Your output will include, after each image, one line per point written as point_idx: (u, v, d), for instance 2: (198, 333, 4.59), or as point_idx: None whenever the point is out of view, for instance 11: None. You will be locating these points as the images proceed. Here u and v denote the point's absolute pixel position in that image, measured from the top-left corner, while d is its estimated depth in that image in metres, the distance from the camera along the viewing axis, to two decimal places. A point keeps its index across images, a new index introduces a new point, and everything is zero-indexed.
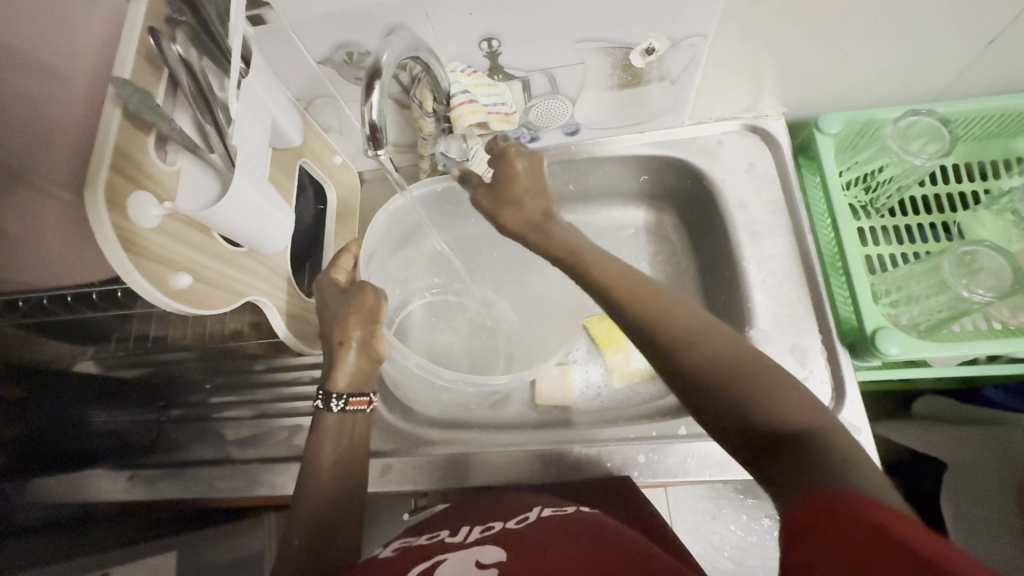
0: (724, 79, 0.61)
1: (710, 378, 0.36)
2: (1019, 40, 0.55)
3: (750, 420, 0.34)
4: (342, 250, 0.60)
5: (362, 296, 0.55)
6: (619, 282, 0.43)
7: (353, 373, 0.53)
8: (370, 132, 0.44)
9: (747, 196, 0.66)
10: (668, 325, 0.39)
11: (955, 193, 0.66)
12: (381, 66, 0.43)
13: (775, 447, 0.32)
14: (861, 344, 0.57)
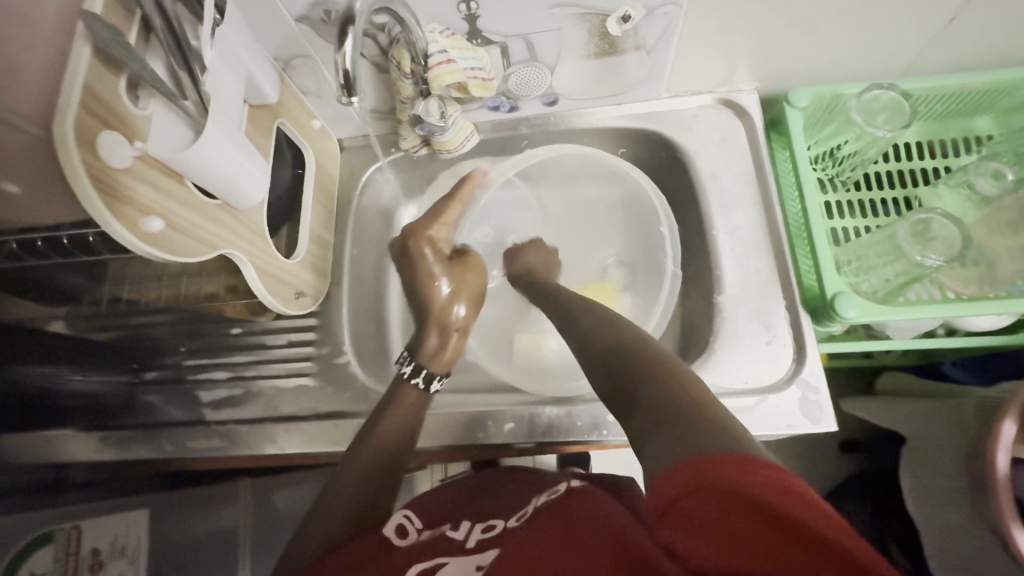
0: (698, 51, 0.62)
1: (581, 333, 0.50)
2: (979, 19, 0.57)
3: (636, 393, 0.39)
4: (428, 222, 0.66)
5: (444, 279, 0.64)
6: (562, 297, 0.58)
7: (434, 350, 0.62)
8: (345, 81, 0.44)
9: (719, 167, 0.67)
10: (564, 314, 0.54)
11: (916, 169, 0.69)
12: (354, 15, 0.42)
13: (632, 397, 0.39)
14: (821, 310, 0.59)
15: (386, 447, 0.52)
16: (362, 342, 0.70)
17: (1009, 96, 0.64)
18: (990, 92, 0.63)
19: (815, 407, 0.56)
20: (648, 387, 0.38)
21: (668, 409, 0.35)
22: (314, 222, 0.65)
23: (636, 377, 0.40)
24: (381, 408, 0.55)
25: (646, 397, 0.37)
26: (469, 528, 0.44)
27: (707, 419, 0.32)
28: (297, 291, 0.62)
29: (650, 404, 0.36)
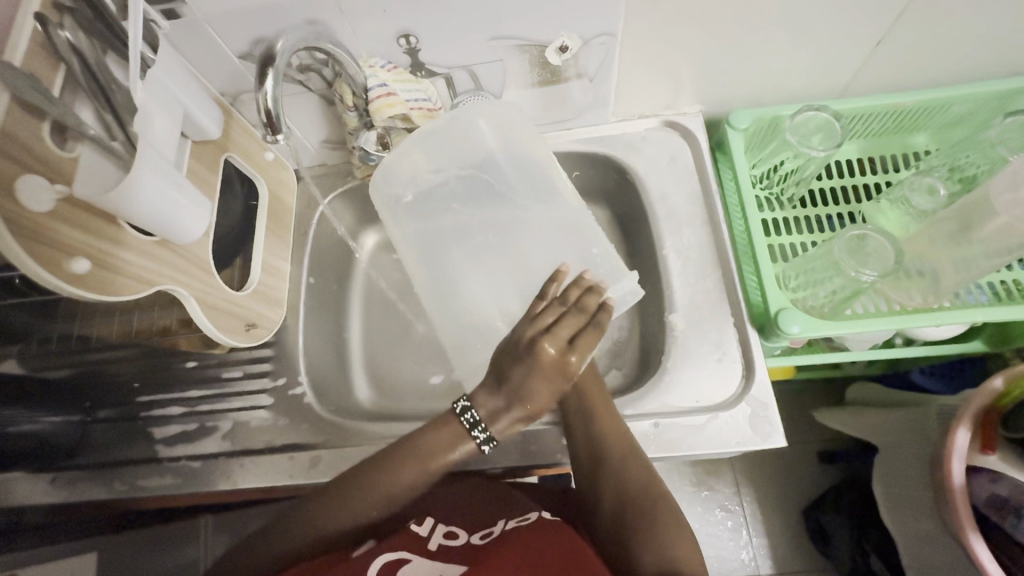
0: (640, 77, 0.64)
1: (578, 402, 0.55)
2: (903, 41, 0.59)
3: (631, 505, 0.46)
4: (571, 327, 0.50)
5: (571, 361, 0.49)
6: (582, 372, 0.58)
7: (493, 414, 0.48)
8: (267, 119, 0.46)
9: (668, 188, 0.68)
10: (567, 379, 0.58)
11: (858, 185, 0.70)
12: (275, 53, 0.46)
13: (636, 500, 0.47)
14: (767, 325, 0.60)
15: (391, 493, 0.47)
16: (319, 371, 0.70)
17: (941, 112, 0.66)
18: (919, 110, 0.66)
19: (764, 422, 0.56)
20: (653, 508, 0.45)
21: (656, 532, 0.44)
22: (268, 253, 0.65)
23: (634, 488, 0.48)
24: (402, 441, 0.48)
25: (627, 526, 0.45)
26: (433, 526, 0.51)
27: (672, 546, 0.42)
28: (249, 323, 0.62)
29: (630, 522, 0.45)
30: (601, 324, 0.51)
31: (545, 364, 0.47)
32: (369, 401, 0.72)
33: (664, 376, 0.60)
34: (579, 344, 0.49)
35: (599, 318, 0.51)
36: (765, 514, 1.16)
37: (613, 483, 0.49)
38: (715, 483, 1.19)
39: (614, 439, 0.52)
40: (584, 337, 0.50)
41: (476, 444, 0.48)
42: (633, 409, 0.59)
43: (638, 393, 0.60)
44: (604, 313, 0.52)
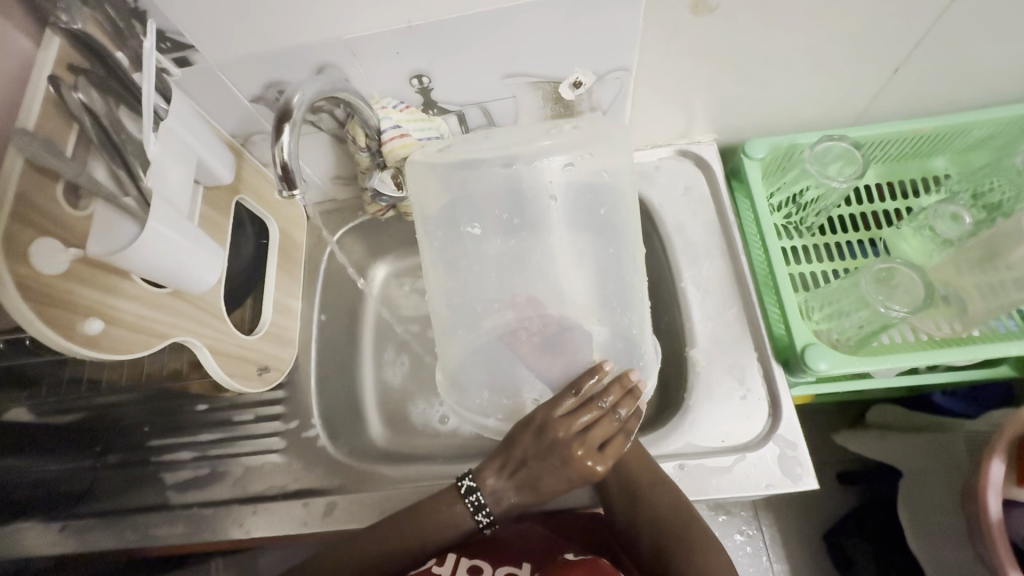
0: (653, 108, 0.63)
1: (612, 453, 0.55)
2: (923, 70, 0.59)
3: (680, 552, 0.50)
4: (600, 433, 0.50)
5: (592, 468, 0.50)
6: None
7: (499, 495, 0.52)
8: (284, 173, 0.46)
9: (684, 218, 0.67)
10: None
11: (878, 211, 0.69)
12: (291, 106, 0.45)
13: (684, 545, 0.50)
14: (794, 360, 0.58)
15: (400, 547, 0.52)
16: (331, 410, 0.69)
17: (962, 136, 0.65)
18: (939, 136, 0.65)
19: (794, 464, 0.54)
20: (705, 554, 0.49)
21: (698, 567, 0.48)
22: (279, 292, 0.64)
23: (680, 534, 0.50)
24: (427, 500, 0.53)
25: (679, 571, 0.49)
26: (455, 564, 0.53)
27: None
28: (261, 366, 0.61)
29: (670, 557, 0.50)
30: (629, 432, 0.52)
31: (566, 468, 0.50)
32: (382, 438, 0.71)
33: (687, 414, 0.58)
34: (607, 449, 0.51)
35: (629, 423, 0.52)
36: (784, 539, 1.13)
37: (651, 523, 0.52)
38: (733, 508, 1.16)
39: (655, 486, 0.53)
40: (610, 447, 0.51)
41: (477, 524, 0.53)
42: (655, 451, 0.57)
43: (662, 433, 0.58)
44: (634, 419, 0.52)
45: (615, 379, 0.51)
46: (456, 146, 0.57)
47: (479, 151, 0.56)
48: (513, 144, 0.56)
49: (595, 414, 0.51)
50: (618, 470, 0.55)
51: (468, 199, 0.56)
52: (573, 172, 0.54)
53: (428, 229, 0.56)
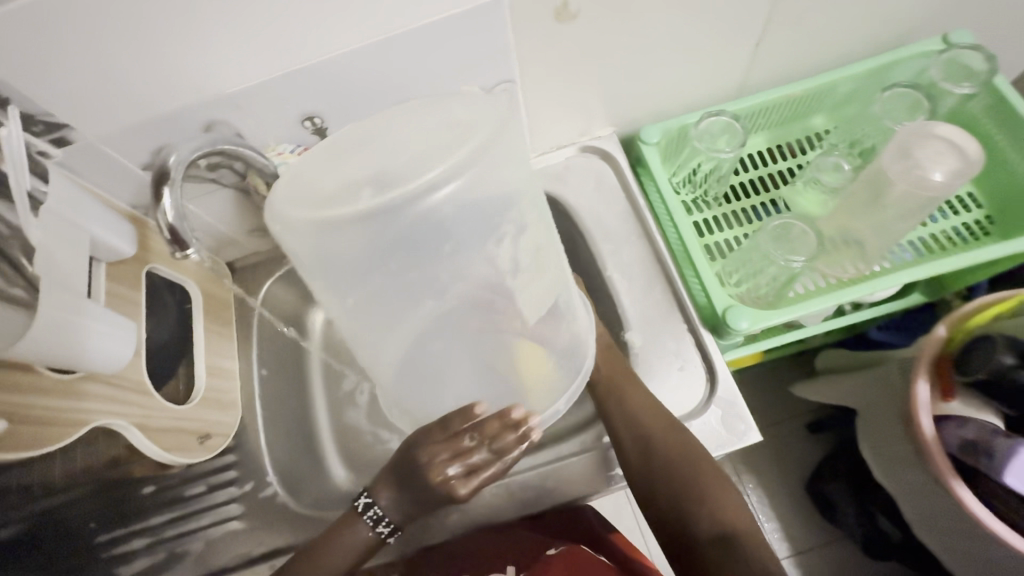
0: (548, 111, 0.66)
1: (630, 407, 0.56)
2: (780, 40, 0.64)
3: (701, 502, 0.50)
4: (468, 462, 0.51)
5: (456, 490, 0.51)
6: (622, 375, 0.59)
7: (388, 507, 0.52)
8: (173, 235, 0.45)
9: (599, 211, 0.70)
10: (607, 386, 0.59)
11: (774, 173, 0.74)
12: (169, 167, 0.46)
13: (706, 495, 0.50)
14: (719, 324, 0.61)
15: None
16: (288, 464, 0.67)
17: (831, 93, 0.71)
18: (811, 96, 0.71)
19: (737, 420, 0.57)
20: (724, 503, 0.50)
21: (715, 515, 0.49)
22: (210, 356, 0.63)
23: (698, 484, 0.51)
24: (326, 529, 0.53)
25: (703, 520, 0.49)
26: None
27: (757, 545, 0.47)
28: (201, 434, 0.60)
29: (692, 507, 0.50)
30: (503, 464, 0.52)
31: (430, 488, 0.51)
32: (347, 482, 0.70)
33: None
34: (471, 475, 0.52)
35: (505, 458, 0.52)
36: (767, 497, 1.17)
37: (671, 476, 0.52)
38: None
39: (674, 437, 0.54)
40: (476, 474, 0.51)
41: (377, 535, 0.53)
42: None
43: None
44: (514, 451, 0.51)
45: (495, 414, 0.50)
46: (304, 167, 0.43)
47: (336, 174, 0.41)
48: (379, 146, 0.42)
49: (469, 444, 0.51)
50: (633, 430, 0.55)
51: (346, 252, 0.40)
52: (463, 189, 0.39)
53: (318, 281, 0.45)
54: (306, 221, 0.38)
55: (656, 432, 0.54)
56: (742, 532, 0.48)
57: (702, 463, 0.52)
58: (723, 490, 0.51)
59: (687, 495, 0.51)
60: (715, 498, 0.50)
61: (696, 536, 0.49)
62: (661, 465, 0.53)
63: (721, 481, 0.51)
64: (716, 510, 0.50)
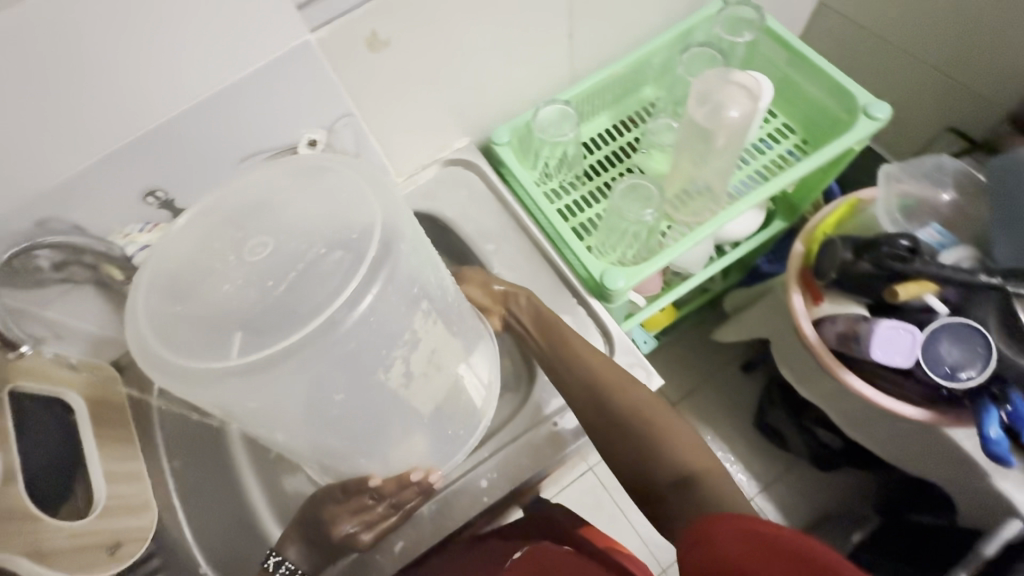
0: (398, 135, 0.68)
1: (581, 366, 0.59)
2: (588, 25, 0.70)
3: (657, 445, 0.54)
4: (367, 515, 0.56)
5: (359, 538, 0.56)
6: (567, 338, 0.61)
7: (298, 558, 0.57)
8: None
9: (475, 216, 0.73)
10: (555, 351, 0.61)
11: (623, 144, 0.81)
12: None
13: (663, 440, 0.54)
14: (602, 290, 0.65)
15: None
16: (222, 555, 0.62)
17: (651, 64, 0.79)
18: (634, 70, 0.78)
19: (640, 370, 0.62)
20: (680, 444, 0.54)
21: (669, 452, 0.53)
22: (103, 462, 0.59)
23: (653, 431, 0.55)
24: None
25: (663, 463, 0.53)
26: None
27: (712, 479, 0.50)
28: (113, 549, 0.56)
29: (651, 450, 0.54)
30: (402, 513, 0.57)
31: (331, 533, 0.56)
32: None
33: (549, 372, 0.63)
34: (371, 527, 0.56)
35: (403, 507, 0.57)
36: None
37: (628, 425, 0.56)
38: None
39: (625, 389, 0.58)
40: (377, 524, 0.56)
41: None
42: (541, 415, 0.63)
43: (543, 397, 0.64)
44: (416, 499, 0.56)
45: (393, 476, 0.55)
46: (163, 301, 0.38)
47: (212, 300, 0.38)
48: (250, 261, 0.39)
49: (373, 499, 0.56)
50: (586, 386, 0.58)
51: (283, 390, 0.39)
52: (376, 297, 0.39)
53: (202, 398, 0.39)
54: (239, 375, 0.36)
55: (603, 386, 0.58)
56: (700, 471, 0.52)
57: (648, 409, 0.57)
58: (675, 435, 0.55)
59: (647, 439, 0.54)
60: (670, 440, 0.54)
61: (660, 478, 0.52)
62: (615, 415, 0.56)
63: (673, 426, 0.55)
64: (668, 447, 0.53)
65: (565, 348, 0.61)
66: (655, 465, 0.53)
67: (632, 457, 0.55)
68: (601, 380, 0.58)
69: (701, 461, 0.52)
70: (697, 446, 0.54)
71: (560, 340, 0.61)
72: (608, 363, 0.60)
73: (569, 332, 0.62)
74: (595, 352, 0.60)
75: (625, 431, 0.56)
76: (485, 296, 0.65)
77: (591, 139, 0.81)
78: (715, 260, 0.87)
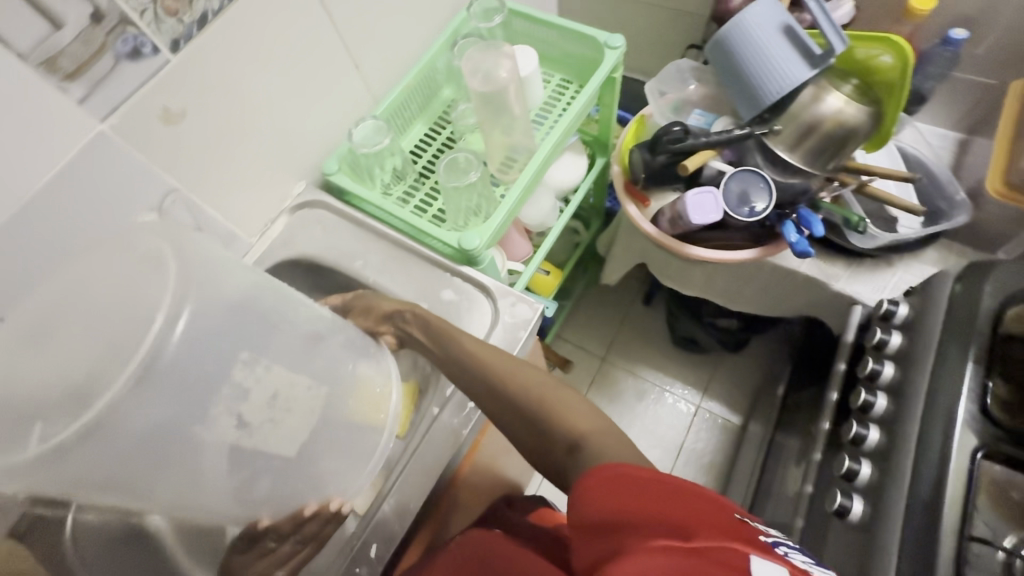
0: (234, 198, 0.72)
1: (470, 360, 0.63)
2: (367, 50, 0.79)
3: (547, 419, 0.57)
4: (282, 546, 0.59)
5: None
6: (451, 338, 0.65)
7: None
8: None
9: (337, 244, 0.78)
10: (445, 353, 0.66)
11: (444, 141, 0.90)
12: None
13: (554, 414, 0.56)
14: (467, 256, 0.72)
15: None
16: None
17: (439, 68, 0.89)
18: (426, 77, 0.88)
19: (523, 306, 0.71)
20: (572, 414, 0.56)
21: (562, 425, 0.55)
22: None
23: (542, 408, 0.58)
24: None
25: (553, 434, 0.56)
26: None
27: (599, 445, 0.52)
28: None
29: (542, 424, 0.57)
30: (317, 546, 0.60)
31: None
32: None
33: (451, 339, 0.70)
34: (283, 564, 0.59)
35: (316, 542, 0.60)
36: None
37: (521, 404, 0.59)
38: None
39: (513, 372, 0.61)
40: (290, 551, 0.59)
41: None
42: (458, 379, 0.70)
43: None
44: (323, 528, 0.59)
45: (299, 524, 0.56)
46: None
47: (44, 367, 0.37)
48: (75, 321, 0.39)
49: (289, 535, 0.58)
50: (479, 376, 0.62)
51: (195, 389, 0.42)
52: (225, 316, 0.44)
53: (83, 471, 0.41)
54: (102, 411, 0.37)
55: (492, 377, 0.61)
56: (588, 436, 0.53)
57: (541, 390, 0.59)
58: (565, 406, 0.57)
59: (538, 415, 0.57)
60: (558, 411, 0.57)
61: (556, 448, 0.55)
62: (507, 397, 0.60)
63: (562, 399, 0.58)
64: (556, 420, 0.56)
65: (451, 349, 0.65)
66: (550, 437, 0.56)
67: (530, 432, 0.59)
68: (488, 369, 0.62)
69: (589, 426, 0.54)
70: (587, 413, 0.56)
71: (446, 341, 0.66)
72: (496, 350, 0.64)
73: (455, 331, 0.66)
74: (479, 344, 0.64)
75: (519, 410, 0.59)
76: (372, 319, 0.70)
77: (416, 146, 0.89)
78: (562, 208, 1.00)
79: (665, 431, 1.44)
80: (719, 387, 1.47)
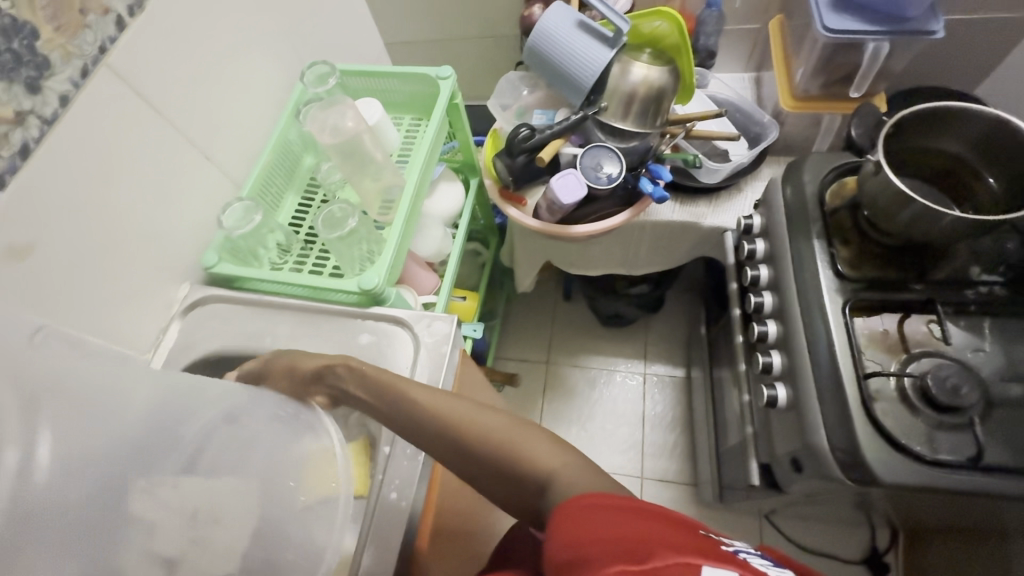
0: (114, 318, 0.69)
1: (422, 416, 0.59)
2: (214, 141, 0.80)
3: (514, 462, 0.54)
4: None
5: None
6: (398, 397, 0.61)
7: None
8: None
9: (240, 330, 0.77)
10: (394, 414, 0.61)
11: (319, 204, 0.92)
12: None
13: (519, 456, 0.53)
14: (373, 297, 0.74)
15: None
16: None
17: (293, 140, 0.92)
18: (283, 151, 0.90)
19: (438, 322, 0.74)
20: (538, 448, 0.53)
21: (531, 468, 0.53)
22: None
23: (507, 452, 0.54)
24: None
25: (523, 479, 0.53)
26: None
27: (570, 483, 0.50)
28: None
29: (510, 467, 0.54)
30: None
31: None
32: None
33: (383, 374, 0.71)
34: None
35: None
36: None
37: (483, 452, 0.55)
38: None
39: (470, 418, 0.57)
40: None
41: None
42: None
43: None
44: None
45: None
46: None
47: None
48: None
49: None
50: (434, 430, 0.58)
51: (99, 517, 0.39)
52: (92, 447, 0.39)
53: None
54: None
55: (448, 428, 0.57)
56: (558, 473, 0.51)
57: (502, 434, 0.55)
58: (529, 443, 0.54)
59: (504, 459, 0.54)
60: (523, 451, 0.54)
61: (528, 488, 0.53)
62: (465, 447, 0.56)
63: (526, 435, 0.55)
64: (523, 462, 0.53)
65: (400, 409, 0.61)
66: (519, 480, 0.54)
67: (499, 476, 0.55)
68: (443, 422, 0.58)
69: (558, 462, 0.52)
70: (555, 446, 0.54)
71: (393, 401, 0.61)
72: (448, 398, 0.59)
73: (399, 387, 0.61)
74: (426, 396, 0.60)
75: (482, 457, 0.56)
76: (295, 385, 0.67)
77: (293, 217, 0.90)
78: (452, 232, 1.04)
79: (624, 407, 1.49)
80: (656, 350, 1.56)
